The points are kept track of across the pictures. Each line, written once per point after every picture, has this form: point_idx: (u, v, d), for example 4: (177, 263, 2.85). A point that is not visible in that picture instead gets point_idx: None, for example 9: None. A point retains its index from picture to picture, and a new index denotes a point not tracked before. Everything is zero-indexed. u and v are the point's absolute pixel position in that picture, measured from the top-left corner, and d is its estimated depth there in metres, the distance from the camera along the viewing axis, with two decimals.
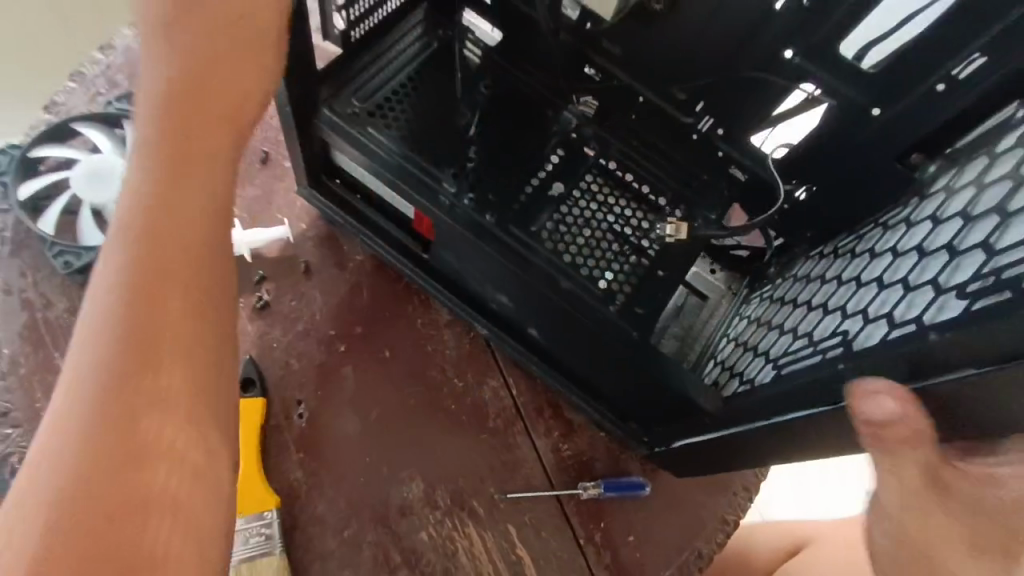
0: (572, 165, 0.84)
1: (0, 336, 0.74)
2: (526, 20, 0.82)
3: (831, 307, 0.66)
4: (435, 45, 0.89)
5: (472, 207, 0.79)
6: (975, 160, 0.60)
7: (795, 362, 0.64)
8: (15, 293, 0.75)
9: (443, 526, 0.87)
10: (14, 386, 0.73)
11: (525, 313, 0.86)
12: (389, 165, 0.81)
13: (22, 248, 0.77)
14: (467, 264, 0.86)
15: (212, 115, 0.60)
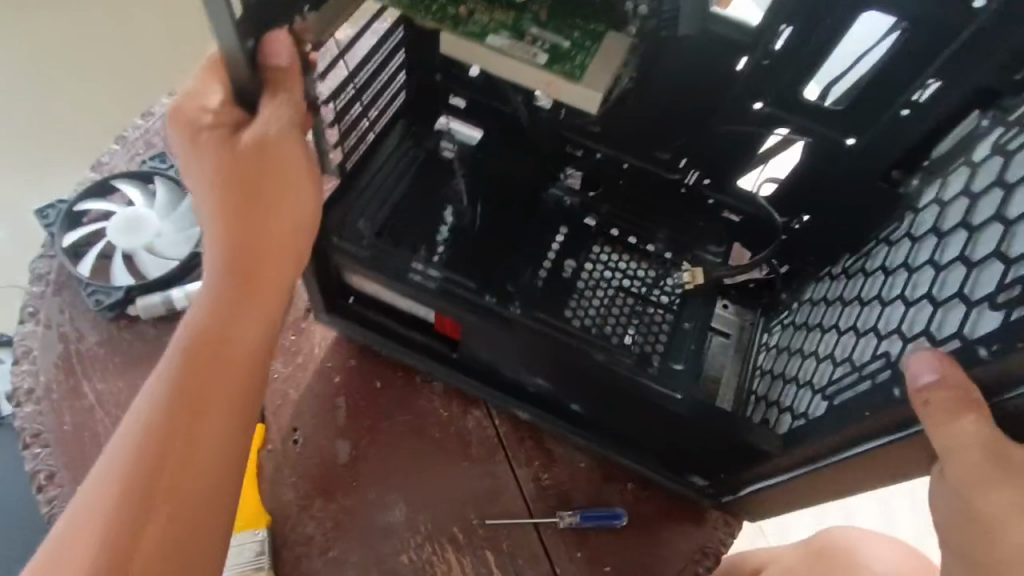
0: (578, 240, 0.77)
1: (37, 365, 0.79)
2: (496, 111, 0.75)
3: (890, 284, 0.59)
4: (422, 155, 0.75)
5: (497, 301, 0.67)
6: (956, 169, 0.56)
7: (847, 390, 0.57)
8: (53, 327, 0.80)
9: (423, 552, 0.76)
10: (46, 412, 0.77)
11: (567, 390, 0.74)
12: (406, 280, 0.67)
13: (63, 288, 0.82)
14: (500, 354, 0.74)
15: (259, 275, 0.56)
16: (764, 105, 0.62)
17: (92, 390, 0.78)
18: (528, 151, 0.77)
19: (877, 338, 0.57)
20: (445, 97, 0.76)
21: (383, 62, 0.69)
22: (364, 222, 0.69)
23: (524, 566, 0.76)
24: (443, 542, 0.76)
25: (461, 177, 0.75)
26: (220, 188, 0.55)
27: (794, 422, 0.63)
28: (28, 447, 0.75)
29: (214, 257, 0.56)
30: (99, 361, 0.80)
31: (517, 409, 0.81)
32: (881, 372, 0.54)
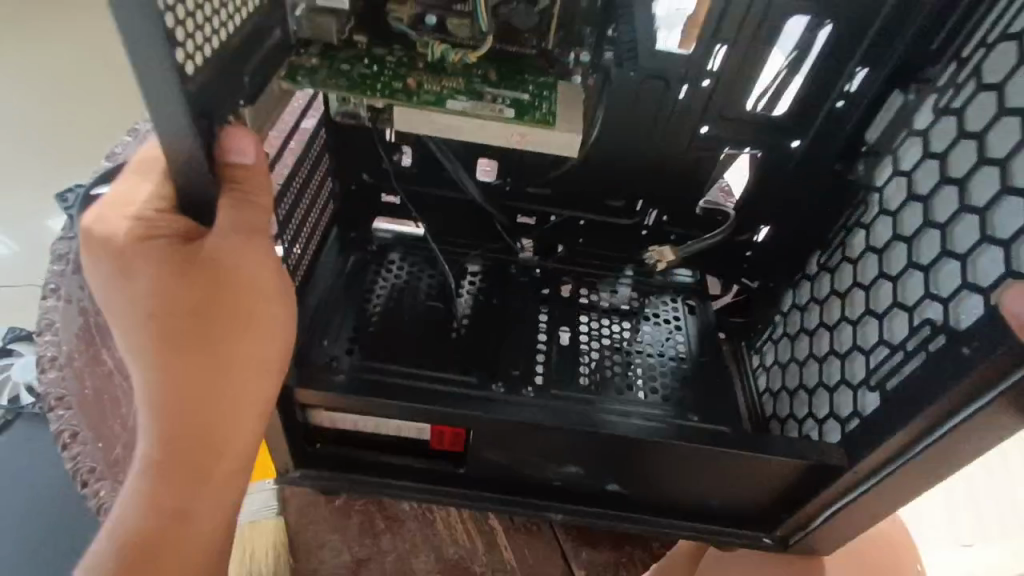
0: (565, 311, 0.67)
1: (59, 336, 0.83)
2: (436, 189, 0.68)
3: (886, 259, 0.54)
4: (353, 259, 0.67)
5: (508, 390, 0.58)
6: (905, 143, 0.54)
7: (891, 373, 0.51)
8: (75, 301, 0.85)
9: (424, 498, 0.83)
10: (67, 377, 0.81)
11: (597, 461, 0.60)
12: (399, 391, 0.55)
13: (81, 265, 0.87)
14: (520, 453, 0.60)
15: (225, 413, 0.47)
16: (709, 128, 0.62)
17: (110, 356, 0.83)
18: (471, 228, 0.70)
19: (907, 312, 0.50)
20: (373, 195, 0.69)
21: (313, 167, 0.61)
22: (329, 352, 0.58)
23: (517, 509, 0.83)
24: None
25: (390, 264, 0.68)
26: (169, 326, 0.45)
27: (846, 424, 0.55)
28: (52, 410, 0.79)
29: (161, 402, 0.46)
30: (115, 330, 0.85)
31: (547, 516, 0.65)
32: (918, 345, 0.48)
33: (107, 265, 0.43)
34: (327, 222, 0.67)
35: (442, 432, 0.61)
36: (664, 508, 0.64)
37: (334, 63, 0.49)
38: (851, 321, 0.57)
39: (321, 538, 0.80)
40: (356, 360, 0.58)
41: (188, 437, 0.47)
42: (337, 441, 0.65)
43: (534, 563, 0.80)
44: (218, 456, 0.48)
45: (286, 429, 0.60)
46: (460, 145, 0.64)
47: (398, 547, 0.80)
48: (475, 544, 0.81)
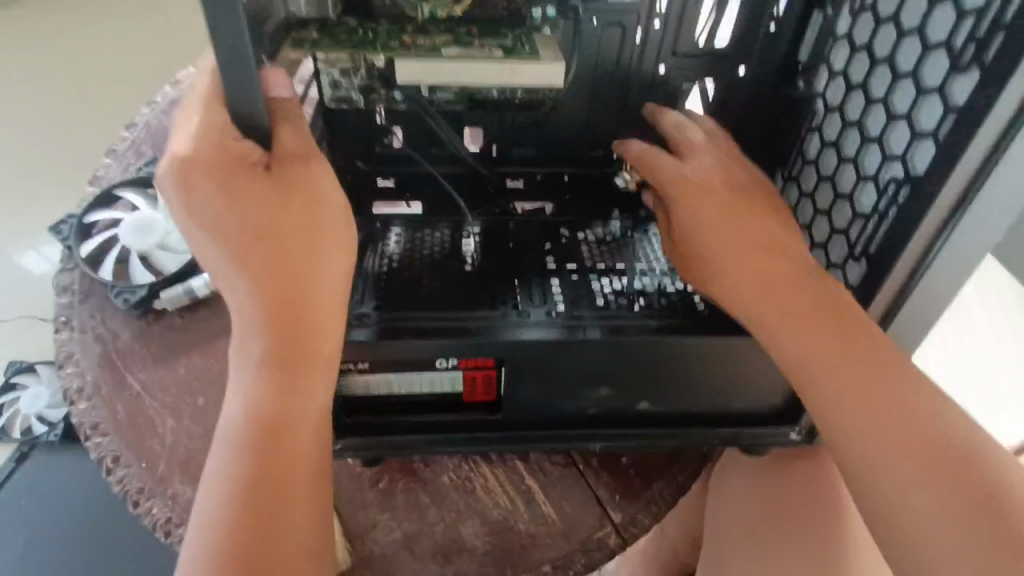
0: (563, 251, 0.69)
1: (82, 368, 0.87)
2: (431, 161, 0.71)
3: (841, 146, 0.61)
4: (360, 235, 0.69)
5: (529, 317, 0.60)
6: (839, 46, 0.61)
7: (869, 239, 0.57)
8: (89, 331, 0.89)
9: (461, 469, 0.85)
10: (99, 406, 0.84)
11: (628, 382, 0.64)
12: (430, 330, 0.59)
13: (89, 296, 0.92)
14: (553, 382, 0.63)
15: (320, 323, 0.49)
16: (668, 66, 0.65)
17: (135, 380, 0.86)
18: (464, 196, 0.73)
19: (872, 181, 0.57)
20: (369, 182, 0.72)
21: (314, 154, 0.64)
22: (359, 310, 0.60)
23: (549, 465, 0.86)
24: (477, 459, 0.86)
25: (395, 235, 0.70)
26: (264, 243, 0.48)
27: None
28: (89, 438, 0.83)
29: (262, 317, 0.48)
30: (136, 354, 0.88)
31: (588, 448, 0.68)
32: (888, 203, 0.55)
33: (204, 188, 0.46)
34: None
35: (475, 379, 0.63)
36: (695, 417, 0.68)
37: (331, 35, 0.54)
38: (826, 211, 0.64)
39: (372, 519, 0.82)
40: (386, 312, 0.60)
41: (286, 346, 0.48)
42: (374, 409, 0.66)
43: (573, 513, 0.83)
44: (315, 365, 0.49)
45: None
46: (450, 114, 0.68)
47: (445, 517, 0.82)
48: (517, 504, 0.83)
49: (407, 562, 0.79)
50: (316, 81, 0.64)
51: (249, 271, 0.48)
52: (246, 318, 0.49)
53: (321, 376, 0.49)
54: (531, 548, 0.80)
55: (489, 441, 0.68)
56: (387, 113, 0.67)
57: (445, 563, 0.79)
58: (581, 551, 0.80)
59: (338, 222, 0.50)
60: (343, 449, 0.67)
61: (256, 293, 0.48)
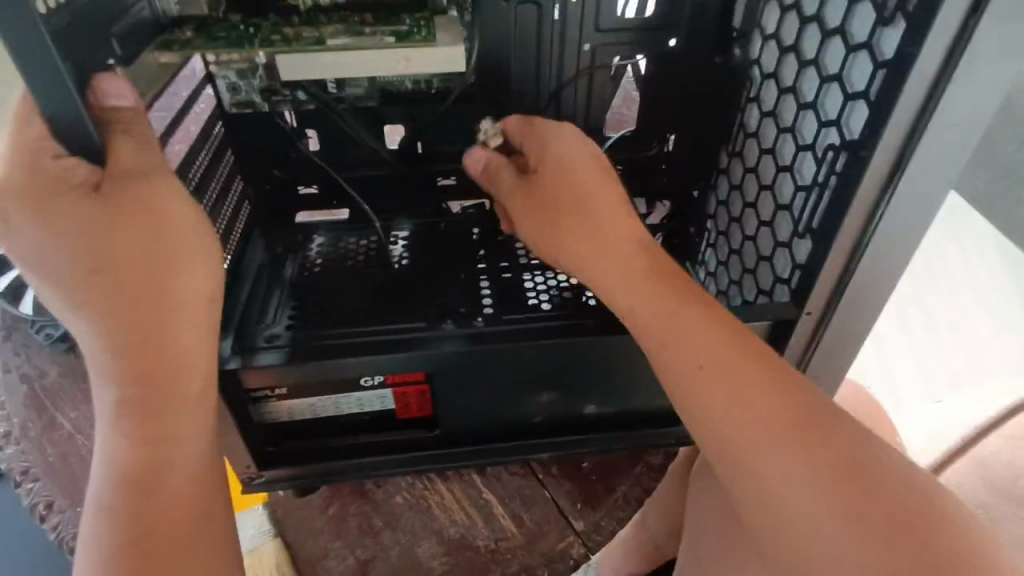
0: (497, 252, 0.65)
1: (8, 411, 0.82)
2: (351, 161, 0.66)
3: (779, 114, 0.57)
4: (279, 249, 0.65)
5: (457, 325, 0.56)
6: (767, 8, 0.57)
7: (811, 213, 0.53)
8: (14, 370, 0.85)
9: (415, 487, 0.81)
10: (29, 449, 0.78)
11: (571, 386, 0.59)
12: (343, 349, 0.54)
13: (13, 332, 0.89)
14: (489, 390, 0.58)
15: (185, 353, 0.41)
16: (591, 45, 0.61)
17: (66, 420, 0.81)
18: (391, 198, 0.68)
19: (810, 150, 0.53)
20: (287, 190, 0.67)
21: (209, 167, 0.59)
22: (269, 331, 0.56)
23: (507, 477, 0.82)
24: (430, 476, 0.82)
25: (316, 245, 0.65)
26: (105, 274, 0.39)
27: (789, 284, 0.58)
28: (19, 485, 0.76)
29: (115, 361, 0.39)
30: (67, 391, 0.84)
31: (536, 459, 0.64)
32: (826, 175, 0.51)
33: (23, 218, 0.38)
34: (246, 224, 0.65)
35: (406, 394, 0.59)
36: (646, 419, 0.64)
37: (208, 33, 0.50)
38: (768, 186, 0.60)
39: (324, 547, 0.77)
40: (299, 331, 0.56)
41: (146, 387, 0.39)
42: (300, 435, 0.62)
43: (535, 525, 0.78)
44: (181, 400, 0.40)
45: (245, 425, 0.58)
46: (361, 110, 0.63)
47: (400, 540, 0.78)
48: (475, 520, 0.79)
49: None
50: (213, 83, 0.60)
51: (94, 308, 0.39)
52: (97, 368, 0.40)
53: (188, 413, 0.41)
54: (491, 564, 0.76)
55: (431, 458, 0.64)
56: (295, 114, 0.62)
57: None
58: (546, 564, 0.76)
59: (200, 243, 0.42)
60: (270, 480, 0.63)
61: (100, 328, 0.39)
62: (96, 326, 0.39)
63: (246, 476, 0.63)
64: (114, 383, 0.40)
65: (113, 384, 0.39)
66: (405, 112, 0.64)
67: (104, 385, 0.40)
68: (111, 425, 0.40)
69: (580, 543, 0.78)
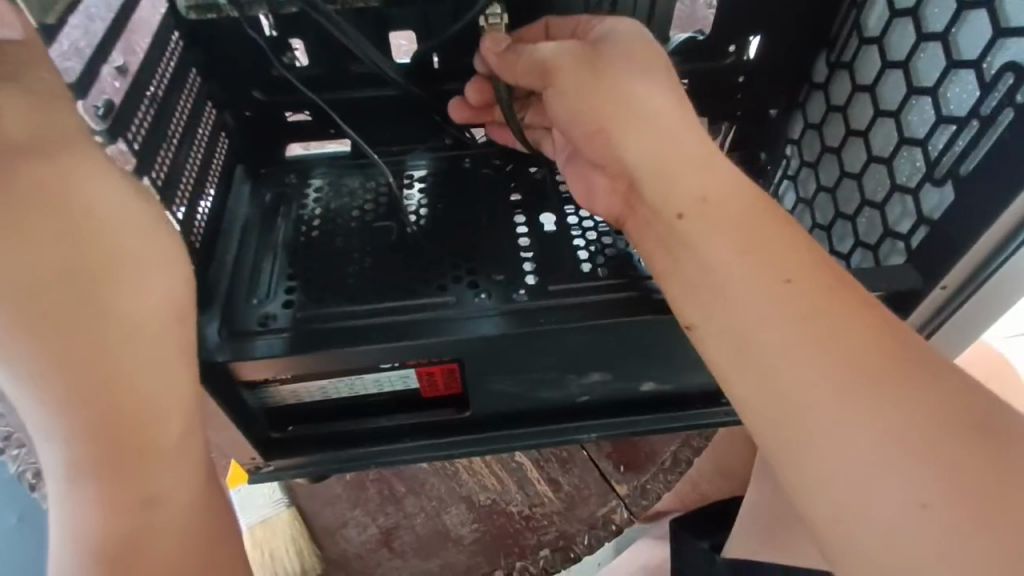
0: (537, 196, 0.52)
1: None
2: (354, 81, 0.52)
3: (922, 17, 0.44)
4: (270, 196, 0.52)
5: (494, 300, 0.45)
6: None
7: (957, 156, 0.41)
8: None
9: None
10: None
11: (631, 364, 0.49)
12: (355, 335, 0.43)
13: None
14: (534, 371, 0.48)
15: (149, 392, 0.33)
16: None
17: None
18: (401, 126, 0.55)
19: (970, 69, 0.40)
20: (274, 118, 0.54)
21: (169, 96, 0.45)
22: (262, 310, 0.45)
23: None
24: None
25: (313, 191, 0.53)
26: (35, 311, 0.31)
27: (905, 242, 0.46)
28: (1, 451, 0.65)
29: (54, 415, 0.31)
30: None
31: (581, 440, 0.55)
32: (996, 107, 0.38)
33: None
34: (226, 158, 0.52)
35: (432, 374, 0.49)
36: (714, 394, 0.54)
37: None
38: (890, 112, 0.47)
39: (342, 516, 0.70)
40: (299, 310, 0.45)
41: (101, 443, 0.31)
42: (308, 418, 0.53)
43: (574, 489, 0.71)
44: (152, 456, 0.32)
45: (240, 416, 0.48)
46: (363, 15, 0.48)
47: (425, 507, 0.70)
48: (508, 485, 0.71)
49: (386, 561, 0.67)
50: None
51: (18, 355, 0.31)
52: (33, 426, 0.32)
53: (161, 466, 0.33)
54: (525, 532, 0.68)
55: (461, 442, 0.54)
56: (271, 19, 0.48)
57: (429, 557, 0.67)
58: (587, 531, 0.68)
59: (153, 246, 0.35)
60: (278, 469, 0.54)
61: (31, 358, 0.31)
62: (22, 377, 0.31)
63: (249, 466, 0.54)
64: (62, 423, 0.31)
65: (56, 443, 0.31)
66: (419, 14, 0.49)
67: (45, 445, 0.32)
68: (63, 494, 0.32)
69: (623, 508, 0.69)
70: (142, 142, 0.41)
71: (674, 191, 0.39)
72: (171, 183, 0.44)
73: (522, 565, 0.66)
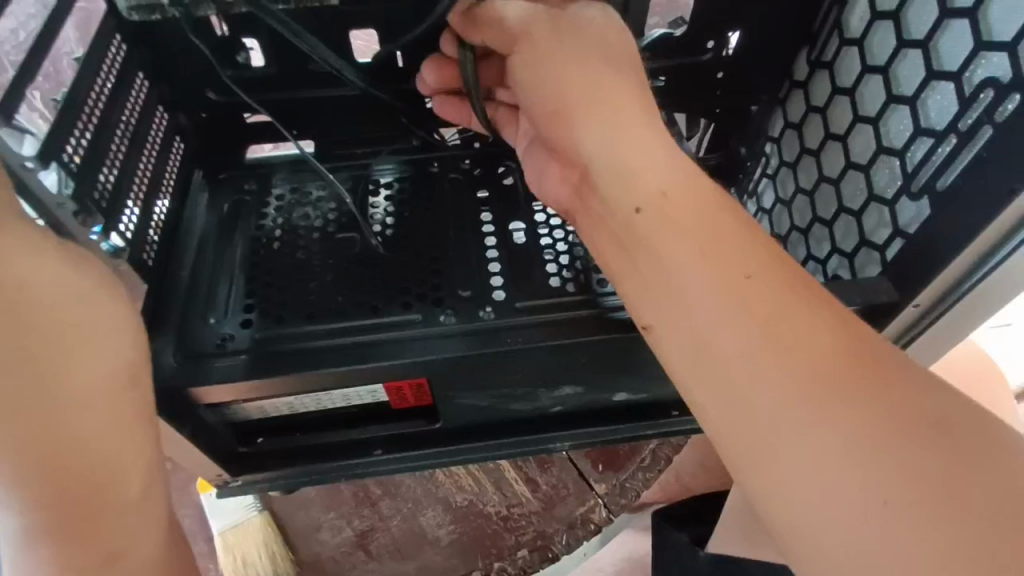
0: (507, 201, 0.51)
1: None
2: (314, 81, 0.50)
3: (903, 22, 0.42)
4: (229, 204, 0.50)
5: (461, 319, 0.44)
6: None
7: (935, 171, 0.40)
8: None
9: None
10: None
11: (602, 376, 0.48)
12: (318, 357, 0.42)
13: None
14: (502, 386, 0.47)
15: (105, 454, 0.31)
16: None
17: None
18: (367, 127, 0.53)
19: (949, 81, 0.39)
20: (230, 119, 0.52)
21: (114, 105, 0.42)
22: (219, 330, 0.43)
23: None
24: None
25: (275, 199, 0.51)
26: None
27: (881, 253, 0.45)
28: None
29: (12, 497, 0.30)
30: None
31: (553, 449, 0.54)
32: (976, 122, 0.37)
33: None
34: (181, 165, 0.50)
35: (401, 388, 0.47)
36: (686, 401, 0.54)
37: None
38: (869, 118, 0.46)
39: (317, 519, 0.69)
40: (259, 331, 0.43)
41: (62, 518, 0.30)
42: (276, 432, 0.51)
43: (552, 489, 0.69)
44: (115, 518, 0.31)
45: (204, 435, 0.46)
46: (321, 14, 0.46)
47: (401, 509, 0.68)
48: (485, 486, 0.69)
49: (361, 564, 0.66)
50: None
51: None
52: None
53: (131, 523, 0.32)
54: (504, 533, 0.67)
55: (432, 454, 0.53)
56: (222, 20, 0.46)
57: (406, 560, 0.66)
58: (566, 531, 0.67)
59: (89, 300, 0.32)
60: (246, 484, 0.53)
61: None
62: None
63: (215, 481, 0.52)
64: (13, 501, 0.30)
65: (14, 521, 0.30)
66: (381, 11, 0.46)
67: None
68: (20, 559, 0.30)
69: (602, 507, 0.68)
70: (86, 155, 0.38)
71: (631, 185, 0.36)
72: (122, 188, 0.41)
73: (500, 566, 0.65)
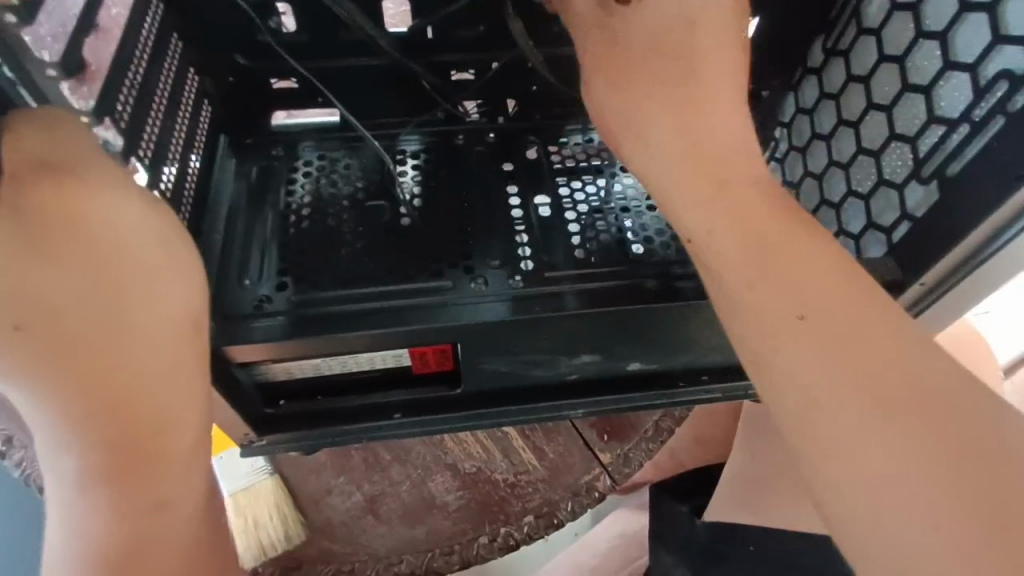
0: (530, 174, 0.52)
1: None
2: (342, 50, 0.50)
3: (921, 13, 0.43)
4: (257, 169, 0.51)
5: (488, 286, 0.45)
6: None
7: (948, 157, 0.42)
8: None
9: None
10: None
11: (620, 346, 0.50)
12: (350, 320, 0.43)
13: None
14: (524, 353, 0.48)
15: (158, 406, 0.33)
16: None
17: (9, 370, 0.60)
18: (390, 99, 0.54)
19: (965, 72, 0.40)
20: (256, 85, 0.52)
21: (154, 67, 0.43)
22: (255, 292, 0.44)
23: None
24: None
25: (302, 165, 0.51)
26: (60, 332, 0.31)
27: (888, 233, 0.47)
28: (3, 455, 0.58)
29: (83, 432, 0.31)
30: None
31: (566, 416, 0.56)
32: (988, 112, 0.39)
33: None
34: (209, 129, 0.50)
35: (425, 353, 0.48)
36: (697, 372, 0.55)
37: None
38: (885, 104, 0.47)
39: (326, 485, 0.70)
40: (295, 293, 0.44)
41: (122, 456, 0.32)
42: (300, 395, 0.52)
43: (558, 458, 0.71)
44: (170, 464, 0.33)
45: (235, 394, 0.47)
46: None
47: (411, 475, 0.70)
48: (493, 455, 0.71)
49: (371, 528, 0.67)
50: None
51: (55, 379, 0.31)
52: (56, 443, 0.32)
53: (178, 471, 0.33)
54: (511, 500, 0.69)
55: (448, 421, 0.55)
56: None
57: (415, 524, 0.67)
58: (571, 498, 0.68)
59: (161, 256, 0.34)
60: (270, 443, 0.53)
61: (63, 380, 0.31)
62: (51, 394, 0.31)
63: (240, 440, 0.53)
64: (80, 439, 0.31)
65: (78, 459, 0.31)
66: None
67: (51, 459, 0.32)
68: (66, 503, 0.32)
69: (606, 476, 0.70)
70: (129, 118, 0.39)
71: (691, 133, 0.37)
72: (162, 150, 0.42)
73: (507, 531, 0.67)
